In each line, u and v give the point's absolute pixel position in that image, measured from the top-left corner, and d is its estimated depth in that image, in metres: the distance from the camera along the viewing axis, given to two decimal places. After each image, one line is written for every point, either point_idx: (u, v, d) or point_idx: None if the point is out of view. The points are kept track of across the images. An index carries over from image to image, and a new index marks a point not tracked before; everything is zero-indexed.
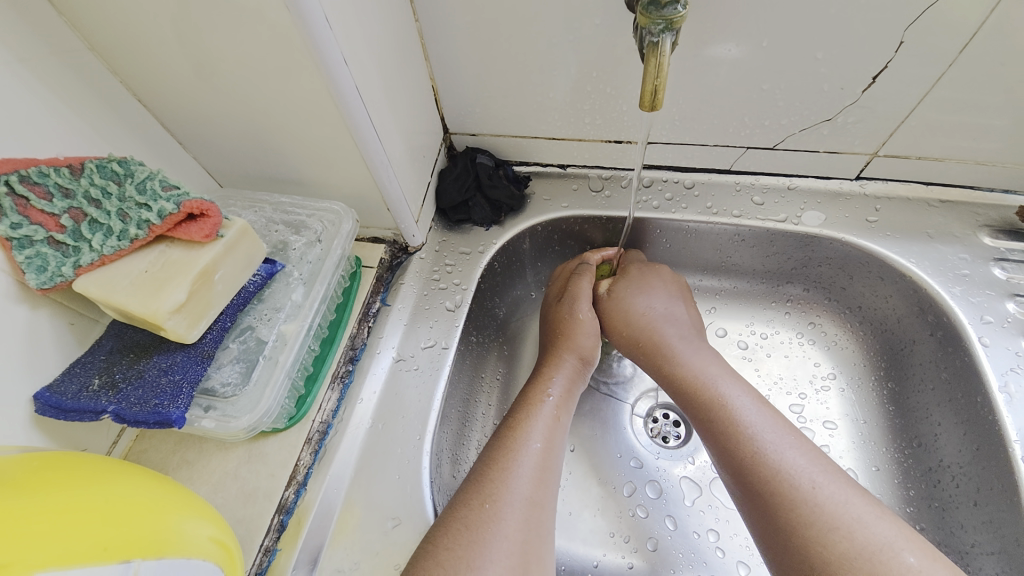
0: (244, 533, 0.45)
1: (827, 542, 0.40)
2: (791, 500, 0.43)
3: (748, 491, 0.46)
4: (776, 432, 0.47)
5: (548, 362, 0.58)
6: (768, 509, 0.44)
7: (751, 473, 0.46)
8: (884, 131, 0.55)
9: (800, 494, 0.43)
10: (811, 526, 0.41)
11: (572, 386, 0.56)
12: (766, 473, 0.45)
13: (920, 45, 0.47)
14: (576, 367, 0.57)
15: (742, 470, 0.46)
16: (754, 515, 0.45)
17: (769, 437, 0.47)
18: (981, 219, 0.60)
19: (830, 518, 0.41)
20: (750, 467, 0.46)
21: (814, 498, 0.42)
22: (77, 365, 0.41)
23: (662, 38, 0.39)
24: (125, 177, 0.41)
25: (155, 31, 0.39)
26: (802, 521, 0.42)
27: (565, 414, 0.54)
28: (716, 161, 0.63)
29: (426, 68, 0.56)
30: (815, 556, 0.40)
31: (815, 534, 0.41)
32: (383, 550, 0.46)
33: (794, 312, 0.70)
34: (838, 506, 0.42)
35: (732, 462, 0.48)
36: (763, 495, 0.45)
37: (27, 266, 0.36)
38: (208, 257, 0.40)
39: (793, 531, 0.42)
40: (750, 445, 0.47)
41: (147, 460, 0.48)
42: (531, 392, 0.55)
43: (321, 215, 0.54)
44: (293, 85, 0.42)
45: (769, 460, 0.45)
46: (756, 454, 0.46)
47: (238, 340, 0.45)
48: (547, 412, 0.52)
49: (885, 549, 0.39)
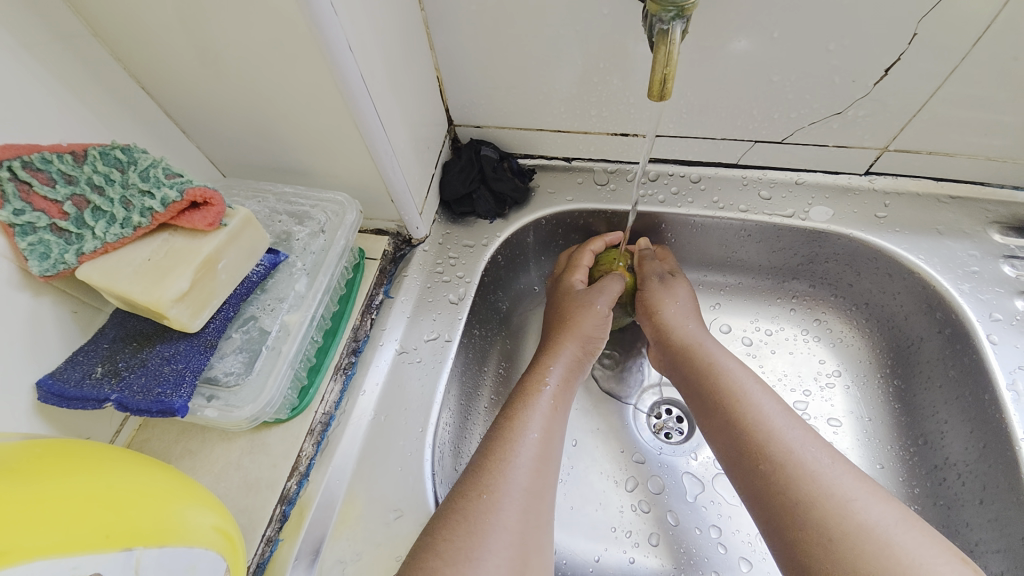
0: (246, 523, 0.45)
1: (844, 514, 0.40)
2: (807, 474, 0.44)
3: (762, 468, 0.46)
4: (787, 417, 0.49)
5: (548, 352, 0.58)
6: (783, 485, 0.44)
7: (768, 451, 0.46)
8: (894, 126, 0.55)
9: (818, 467, 0.44)
10: (828, 498, 0.42)
11: (570, 376, 0.56)
12: (782, 451, 0.46)
13: (933, 39, 0.46)
14: (576, 354, 0.57)
15: (758, 448, 0.47)
16: (765, 495, 0.45)
17: (783, 421, 0.48)
18: (991, 216, 0.59)
19: (846, 492, 0.42)
20: (768, 445, 0.47)
21: (831, 473, 0.43)
22: (80, 353, 0.41)
23: (673, 26, 0.39)
24: (128, 164, 0.40)
25: (160, 17, 0.39)
26: (821, 494, 0.42)
27: (562, 403, 0.53)
28: (723, 155, 0.62)
29: (431, 58, 0.55)
30: (831, 530, 0.40)
31: (834, 505, 0.41)
32: (385, 542, 0.46)
33: (799, 309, 0.69)
34: (851, 483, 0.43)
35: (745, 442, 0.48)
36: (777, 472, 0.45)
37: (29, 253, 0.36)
38: (211, 246, 0.40)
39: (811, 505, 0.42)
40: (766, 426, 0.48)
41: (150, 450, 0.48)
42: (529, 381, 0.54)
43: (324, 206, 0.54)
44: (297, 73, 0.41)
45: (787, 438, 0.47)
46: (773, 432, 0.47)
47: (240, 330, 0.45)
48: (543, 403, 0.52)
49: (897, 524, 0.39)
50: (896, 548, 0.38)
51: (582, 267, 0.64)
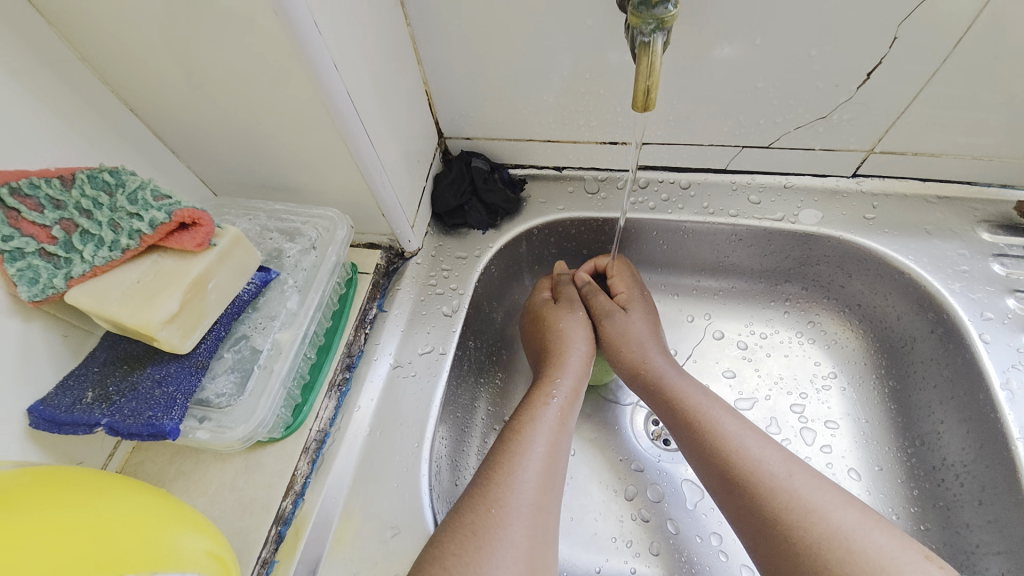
0: (240, 545, 0.45)
1: (807, 525, 0.42)
2: (772, 490, 0.45)
3: (732, 484, 0.47)
4: (748, 434, 0.49)
5: (553, 364, 0.58)
6: (751, 499, 0.45)
7: (733, 469, 0.47)
8: (879, 128, 0.55)
9: (778, 482, 0.45)
10: (791, 511, 0.43)
11: (578, 387, 0.57)
12: (747, 468, 0.47)
13: (912, 43, 0.47)
14: (582, 365, 0.59)
15: (726, 467, 0.48)
16: (740, 513, 0.46)
17: (746, 436, 0.49)
18: (979, 215, 0.60)
19: (806, 503, 0.43)
20: (733, 462, 0.47)
21: (791, 486, 0.44)
22: (71, 378, 0.41)
23: (654, 37, 0.39)
24: (117, 186, 0.40)
25: (147, 42, 0.39)
26: (784, 508, 0.43)
27: (569, 415, 0.54)
28: (712, 161, 0.63)
29: (420, 72, 0.56)
30: (798, 541, 0.41)
31: (796, 519, 0.42)
32: (382, 560, 0.46)
33: (792, 311, 0.70)
34: (813, 492, 0.44)
35: (713, 459, 0.49)
36: (745, 488, 0.46)
37: (18, 278, 0.36)
38: (200, 266, 0.40)
39: (777, 519, 0.43)
40: (732, 442, 0.49)
41: (143, 473, 0.48)
42: (535, 395, 0.55)
43: (316, 222, 0.54)
44: (286, 92, 0.42)
45: (751, 456, 0.47)
46: (735, 451, 0.48)
47: (232, 350, 0.45)
48: (551, 416, 0.52)
49: (861, 527, 0.40)
50: (857, 554, 0.39)
51: (550, 287, 0.67)
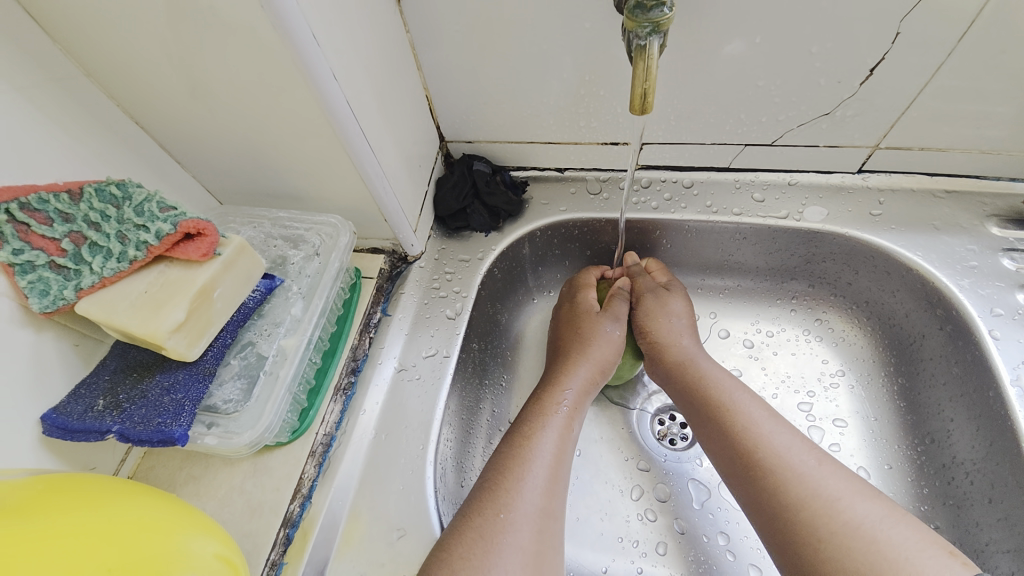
0: (250, 547, 0.46)
1: (830, 513, 0.41)
2: (797, 478, 0.44)
3: (753, 472, 0.47)
4: (772, 423, 0.49)
5: (563, 368, 0.58)
6: (771, 489, 0.45)
7: (757, 456, 0.47)
8: (884, 123, 0.54)
9: (806, 469, 0.45)
10: (814, 499, 0.43)
11: (585, 391, 0.57)
12: (770, 457, 0.47)
13: (915, 37, 0.46)
14: (594, 372, 0.58)
15: (749, 455, 0.48)
16: (760, 502, 0.46)
17: (773, 424, 0.49)
18: (988, 209, 0.59)
19: (831, 491, 0.43)
20: (757, 451, 0.47)
21: (818, 474, 0.44)
22: (83, 386, 0.42)
23: (650, 41, 0.39)
24: (123, 199, 0.41)
25: (149, 57, 0.40)
26: (809, 495, 0.43)
27: (575, 421, 0.54)
28: (714, 160, 0.62)
29: (419, 78, 0.56)
30: (820, 530, 0.41)
31: (821, 507, 0.42)
32: (389, 562, 0.46)
33: (799, 310, 0.69)
34: (837, 482, 0.43)
35: (736, 448, 0.49)
36: (766, 477, 0.46)
37: (29, 290, 0.37)
38: (206, 275, 0.40)
39: (800, 509, 0.43)
40: (757, 430, 0.49)
41: (155, 477, 0.49)
42: (544, 398, 0.55)
43: (319, 229, 0.54)
44: (286, 103, 0.42)
45: (776, 444, 0.47)
46: (762, 438, 0.48)
47: (239, 356, 0.46)
48: (559, 421, 0.52)
49: (884, 520, 0.40)
50: (882, 543, 0.39)
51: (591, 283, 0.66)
